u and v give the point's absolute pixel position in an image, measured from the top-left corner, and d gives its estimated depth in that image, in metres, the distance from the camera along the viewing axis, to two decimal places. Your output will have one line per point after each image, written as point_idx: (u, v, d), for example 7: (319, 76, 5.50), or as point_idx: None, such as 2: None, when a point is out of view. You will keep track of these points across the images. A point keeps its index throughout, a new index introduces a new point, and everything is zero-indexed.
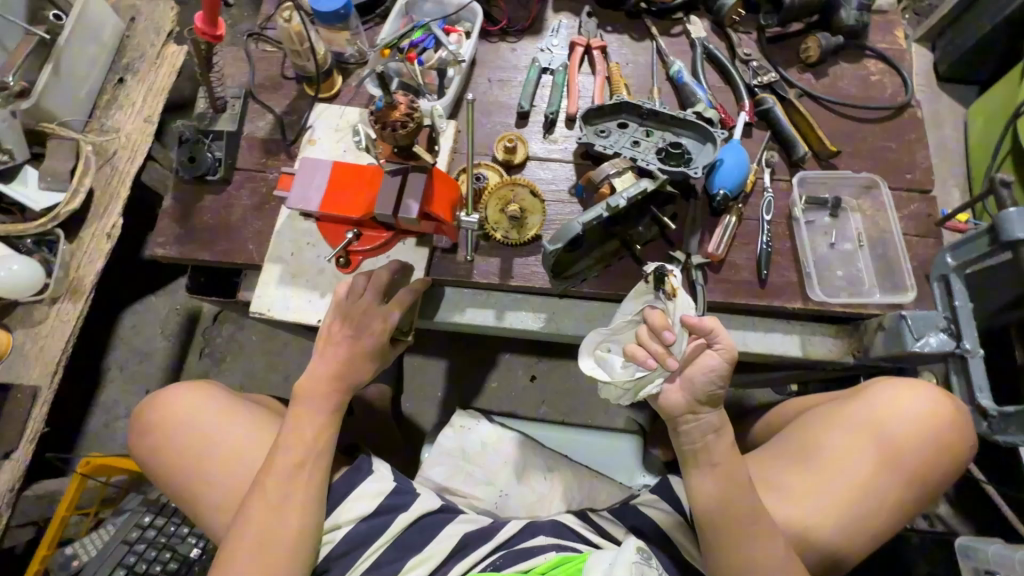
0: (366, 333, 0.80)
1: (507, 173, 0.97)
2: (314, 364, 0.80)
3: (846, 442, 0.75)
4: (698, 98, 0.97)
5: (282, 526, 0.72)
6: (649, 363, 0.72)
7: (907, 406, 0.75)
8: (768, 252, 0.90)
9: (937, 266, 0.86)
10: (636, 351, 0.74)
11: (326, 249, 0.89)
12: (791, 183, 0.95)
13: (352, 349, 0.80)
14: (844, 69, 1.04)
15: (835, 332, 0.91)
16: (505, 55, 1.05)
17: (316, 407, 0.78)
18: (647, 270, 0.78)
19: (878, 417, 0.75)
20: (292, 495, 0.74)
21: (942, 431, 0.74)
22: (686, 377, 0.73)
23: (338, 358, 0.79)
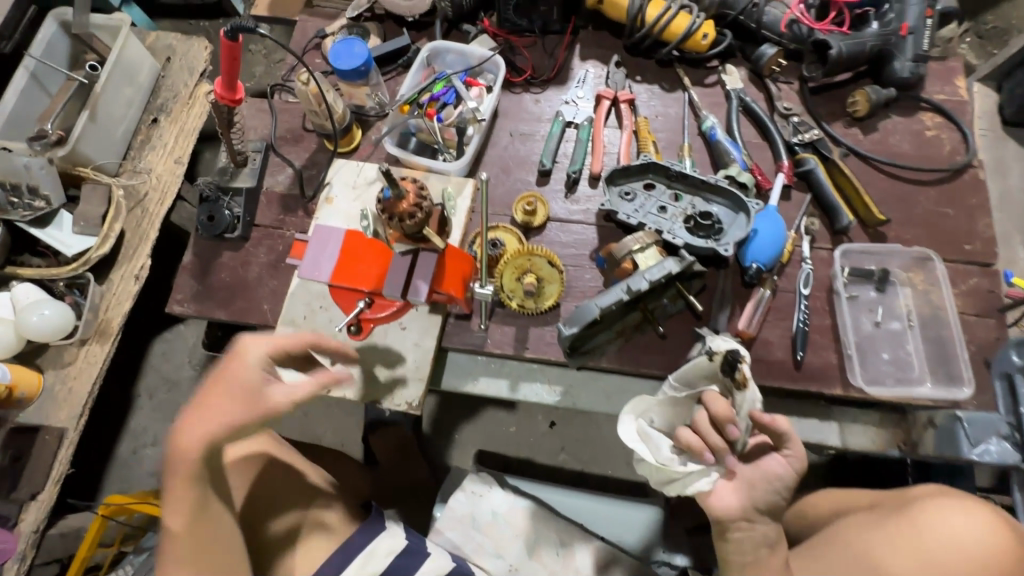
0: (246, 376, 0.70)
1: (526, 235, 0.93)
2: (189, 412, 0.71)
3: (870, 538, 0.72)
4: (732, 159, 0.91)
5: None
6: (707, 457, 0.76)
7: (951, 524, 0.68)
8: (805, 332, 0.83)
9: (999, 362, 0.79)
10: (694, 442, 0.77)
11: (337, 314, 0.87)
12: (833, 254, 0.88)
13: (238, 396, 0.70)
14: (896, 123, 0.96)
15: (878, 421, 0.82)
16: (529, 107, 1.02)
17: (211, 395, 0.70)
18: (715, 351, 0.78)
19: (910, 521, 0.70)
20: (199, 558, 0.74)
21: (981, 553, 0.65)
22: (744, 479, 0.76)
23: (219, 402, 0.69)
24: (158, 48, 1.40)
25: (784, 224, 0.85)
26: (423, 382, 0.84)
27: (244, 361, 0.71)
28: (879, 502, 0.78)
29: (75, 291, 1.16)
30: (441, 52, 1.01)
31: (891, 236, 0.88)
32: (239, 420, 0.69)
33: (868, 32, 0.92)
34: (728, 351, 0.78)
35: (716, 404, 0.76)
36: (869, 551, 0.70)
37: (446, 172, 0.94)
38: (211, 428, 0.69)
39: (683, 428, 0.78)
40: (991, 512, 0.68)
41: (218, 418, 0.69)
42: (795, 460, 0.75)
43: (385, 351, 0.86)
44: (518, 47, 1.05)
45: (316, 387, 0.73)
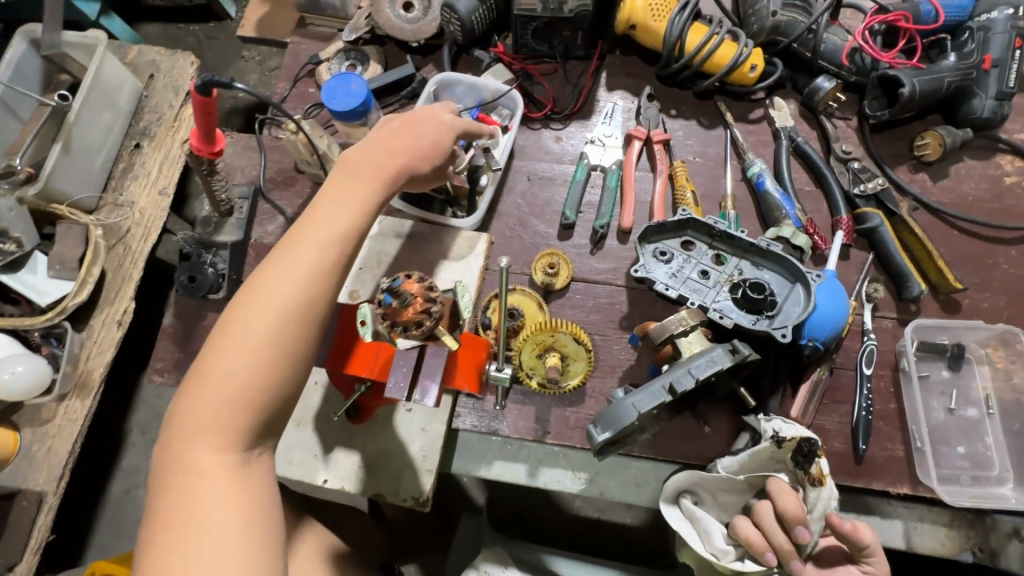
0: (412, 147, 0.66)
1: (547, 298, 0.82)
2: (295, 233, 0.57)
3: None
4: (783, 214, 0.80)
5: (256, 368, 0.52)
6: (768, 558, 0.66)
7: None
8: (868, 420, 0.73)
9: None
10: (754, 539, 0.67)
11: (334, 393, 0.78)
12: (899, 327, 0.76)
13: (427, 130, 0.67)
14: (969, 168, 0.84)
15: (948, 522, 0.72)
16: (549, 146, 0.90)
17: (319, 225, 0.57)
18: (785, 439, 0.67)
19: None
20: (279, 356, 0.53)
21: None
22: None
23: (332, 209, 0.59)
24: (140, 64, 1.28)
25: (846, 296, 0.74)
26: (431, 473, 0.74)
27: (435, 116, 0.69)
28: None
29: (52, 341, 1.07)
30: (450, 84, 0.89)
31: (966, 305, 0.77)
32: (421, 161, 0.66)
33: (944, 66, 0.80)
34: (801, 440, 0.66)
35: (785, 499, 0.65)
36: None
37: (456, 228, 0.83)
38: (352, 200, 0.60)
39: (740, 521, 0.68)
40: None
41: (348, 211, 0.59)
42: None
43: (386, 437, 0.76)
44: (535, 76, 0.93)
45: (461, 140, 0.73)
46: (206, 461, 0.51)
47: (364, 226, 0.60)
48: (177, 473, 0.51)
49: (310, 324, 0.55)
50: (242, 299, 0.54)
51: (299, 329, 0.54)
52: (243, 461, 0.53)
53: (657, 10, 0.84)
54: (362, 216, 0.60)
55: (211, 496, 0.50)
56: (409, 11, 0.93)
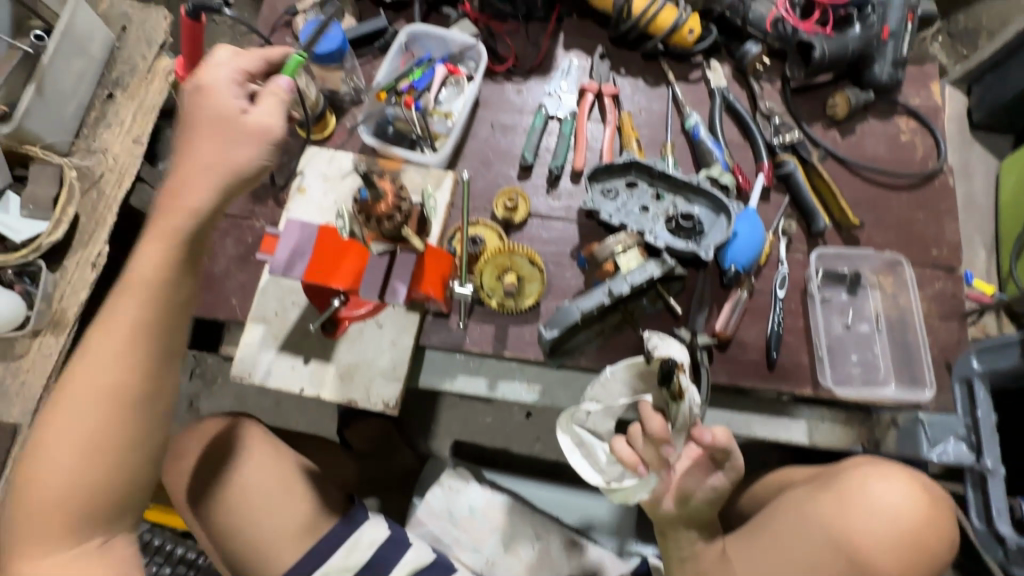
0: (201, 153, 0.62)
1: (506, 232, 0.91)
2: (116, 294, 0.63)
3: (829, 535, 0.73)
4: (714, 159, 0.91)
5: (98, 471, 0.62)
6: (640, 471, 0.73)
7: (883, 493, 0.73)
8: (779, 334, 0.85)
9: (961, 366, 0.81)
10: (627, 457, 0.73)
11: (310, 311, 0.85)
12: (809, 257, 0.89)
13: (216, 123, 0.63)
14: (872, 126, 0.98)
15: (844, 421, 0.85)
16: (510, 98, 0.99)
17: (129, 296, 0.62)
18: (653, 356, 0.74)
19: (858, 501, 0.73)
20: (111, 428, 0.62)
21: (911, 518, 0.72)
22: (681, 490, 0.73)
23: (195, 169, 0.62)
24: (112, 18, 1.30)
25: (762, 226, 0.85)
26: (400, 382, 0.82)
27: (203, 84, 0.64)
28: (819, 472, 0.83)
29: (25, 279, 1.09)
30: (419, 36, 0.96)
31: (864, 240, 0.90)
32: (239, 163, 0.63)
33: (850, 35, 0.92)
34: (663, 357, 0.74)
35: (651, 420, 0.71)
36: (817, 534, 0.74)
37: (424, 165, 0.90)
38: (207, 159, 0.62)
39: (618, 444, 0.74)
40: (913, 475, 0.75)
41: (204, 187, 0.62)
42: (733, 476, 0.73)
43: (359, 349, 0.84)
44: (498, 34, 1.01)
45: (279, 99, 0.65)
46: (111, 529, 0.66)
47: (162, 287, 0.63)
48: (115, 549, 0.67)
49: (90, 451, 0.61)
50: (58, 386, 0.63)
51: (104, 426, 0.62)
52: (82, 543, 0.63)
53: None
54: (155, 279, 0.62)
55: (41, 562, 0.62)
56: None
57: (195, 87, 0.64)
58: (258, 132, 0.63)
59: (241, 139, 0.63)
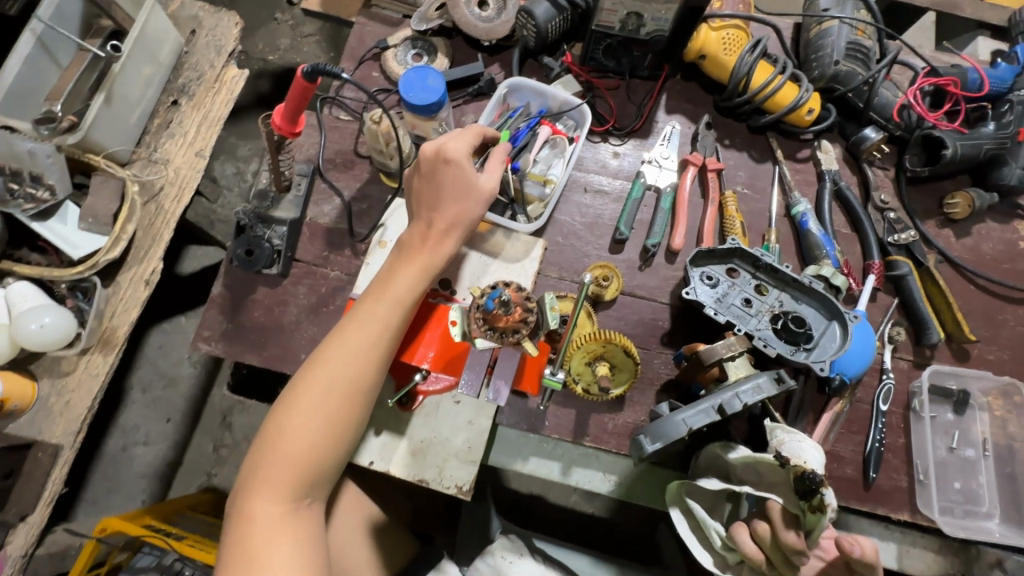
0: (453, 205, 0.72)
1: (593, 309, 0.86)
2: (370, 299, 0.70)
3: None
4: (823, 254, 0.85)
5: (307, 456, 0.66)
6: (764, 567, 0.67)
7: None
8: (879, 452, 0.80)
9: None
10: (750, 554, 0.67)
11: (386, 383, 0.80)
12: (916, 370, 0.83)
13: (466, 184, 0.72)
14: (990, 228, 0.91)
15: (936, 548, 0.80)
16: (606, 160, 0.93)
17: (375, 304, 0.69)
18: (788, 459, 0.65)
19: None
20: (331, 420, 0.66)
21: None
22: None
23: (445, 223, 0.72)
24: (182, 18, 1.23)
25: (873, 337, 0.80)
26: (474, 465, 0.78)
27: (454, 157, 0.72)
28: None
29: (77, 294, 1.06)
30: (518, 88, 0.92)
31: (975, 356, 0.84)
32: (466, 222, 0.72)
33: (982, 134, 0.86)
34: (802, 467, 0.64)
35: (785, 532, 0.64)
36: None
37: (514, 231, 0.86)
38: (449, 221, 0.72)
39: (739, 533, 0.67)
40: None
41: (453, 234, 0.72)
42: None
43: (434, 426, 0.79)
44: (599, 90, 0.95)
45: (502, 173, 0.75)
46: (270, 509, 0.65)
47: (407, 307, 0.70)
48: (243, 525, 0.65)
49: (334, 437, 0.67)
50: (303, 377, 0.68)
51: (346, 414, 0.67)
52: (295, 518, 0.66)
53: (729, 45, 0.88)
54: (407, 298, 0.70)
55: (274, 543, 0.64)
56: (483, 9, 0.94)
57: (444, 153, 0.73)
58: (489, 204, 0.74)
59: (463, 191, 0.73)
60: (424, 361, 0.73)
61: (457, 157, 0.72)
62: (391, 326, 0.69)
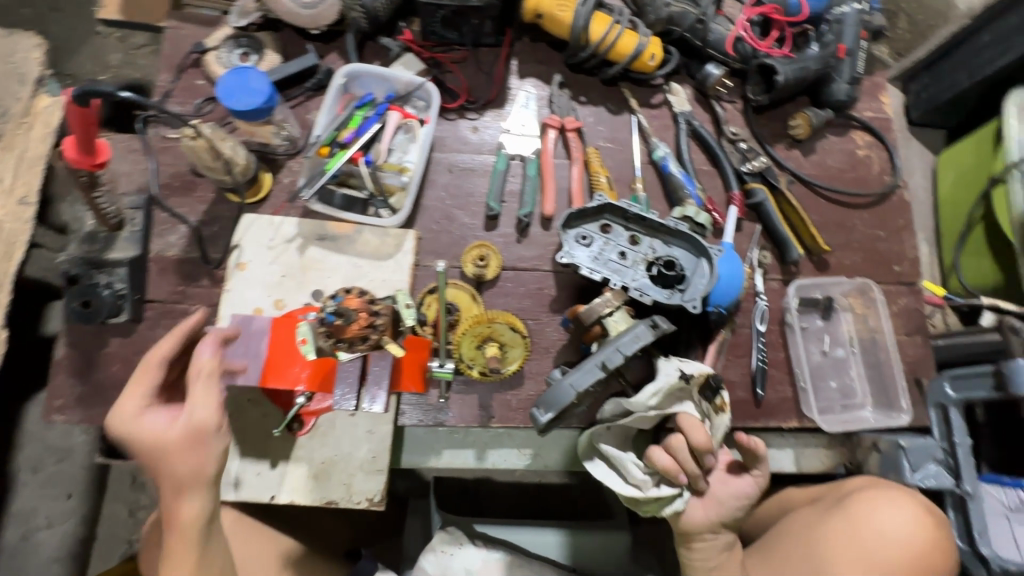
0: (178, 468, 0.58)
1: (478, 291, 0.85)
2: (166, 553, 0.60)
3: (839, 549, 0.73)
4: (686, 194, 0.88)
5: None
6: (681, 480, 0.66)
7: (891, 519, 0.73)
8: (763, 370, 0.85)
9: (935, 393, 0.81)
10: (667, 464, 0.66)
11: (273, 411, 0.75)
12: (784, 287, 0.89)
13: (161, 447, 0.58)
14: (831, 143, 0.97)
15: (826, 443, 0.88)
16: (467, 137, 0.91)
17: (177, 548, 0.60)
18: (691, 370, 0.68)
19: (868, 529, 0.73)
20: None
21: (924, 537, 0.72)
22: (715, 499, 0.68)
23: (168, 482, 0.59)
24: None
25: (740, 263, 0.84)
26: (382, 473, 0.76)
27: (142, 437, 0.59)
28: (820, 496, 0.84)
29: None
30: (359, 76, 0.86)
31: (833, 264, 0.91)
32: (203, 424, 0.59)
33: (809, 55, 0.90)
34: (706, 374, 0.68)
35: (693, 432, 0.65)
36: (824, 548, 0.74)
37: (381, 226, 0.83)
38: (182, 471, 0.59)
39: (655, 449, 0.66)
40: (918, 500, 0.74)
41: (196, 470, 0.59)
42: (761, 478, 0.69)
43: (333, 443, 0.76)
44: (446, 64, 0.92)
45: (215, 375, 0.61)
46: None
47: (199, 529, 0.60)
48: None
49: None
50: None
51: None
52: None
53: (562, 2, 0.86)
54: (198, 525, 0.60)
55: None
56: None
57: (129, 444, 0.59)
58: (194, 411, 0.59)
59: (172, 421, 0.59)
60: (299, 383, 0.68)
61: (129, 431, 0.59)
62: (201, 508, 0.60)
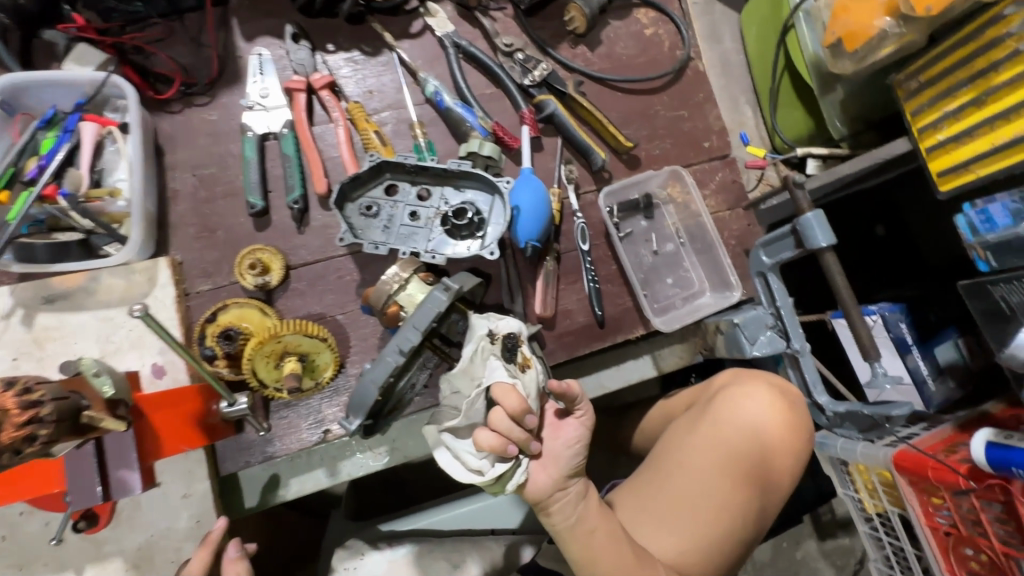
0: None
1: (270, 300, 0.74)
2: None
3: (703, 451, 0.73)
4: (470, 127, 0.79)
5: None
6: (511, 451, 0.61)
7: (748, 410, 0.75)
8: (597, 288, 0.81)
9: (755, 263, 0.79)
10: (494, 442, 0.60)
11: (56, 515, 0.64)
12: (598, 197, 0.84)
13: None
14: (616, 29, 0.90)
15: (679, 338, 0.88)
16: (202, 127, 0.76)
17: None
18: (496, 333, 0.68)
19: (727, 424, 0.74)
20: None
21: (780, 422, 0.74)
22: (552, 454, 0.65)
23: None
24: None
25: (543, 186, 0.76)
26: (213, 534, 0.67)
27: None
28: (693, 397, 0.84)
29: None
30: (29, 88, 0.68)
31: (643, 158, 0.87)
32: None
33: None
34: (506, 334, 0.68)
35: (508, 398, 0.61)
36: (692, 453, 0.74)
37: (122, 264, 0.69)
38: None
39: (479, 431, 0.60)
40: (774, 387, 0.77)
41: None
42: (587, 417, 0.66)
43: (145, 523, 0.66)
44: (145, 46, 0.75)
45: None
46: None
47: None
48: None
49: None
50: None
51: None
52: None
53: None
54: None
55: None
56: None
57: None
58: None
59: None
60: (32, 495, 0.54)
61: None
62: None
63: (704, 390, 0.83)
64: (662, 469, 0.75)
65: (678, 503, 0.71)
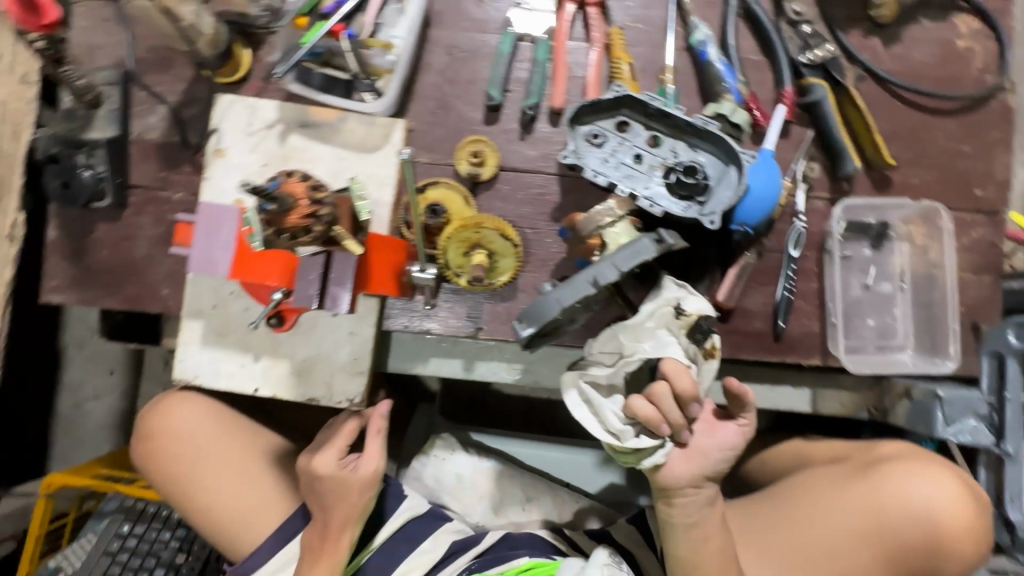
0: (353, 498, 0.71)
1: (473, 192, 0.77)
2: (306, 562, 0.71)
3: (849, 512, 0.67)
4: (724, 87, 0.73)
5: None
6: (663, 430, 0.62)
7: (920, 493, 0.65)
8: (789, 300, 0.75)
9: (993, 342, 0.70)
10: (648, 413, 0.61)
11: (254, 307, 0.74)
12: (830, 207, 0.76)
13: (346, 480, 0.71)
14: (924, 29, 0.78)
15: (852, 385, 0.79)
16: (469, 11, 0.78)
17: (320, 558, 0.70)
18: (687, 310, 0.64)
19: (891, 496, 0.66)
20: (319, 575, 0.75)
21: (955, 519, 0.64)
22: (699, 450, 0.65)
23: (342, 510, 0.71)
24: None
25: (778, 176, 0.71)
26: (363, 376, 0.74)
27: (324, 479, 0.71)
28: (845, 452, 0.76)
29: None
30: None
31: (896, 183, 0.76)
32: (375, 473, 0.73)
33: None
34: (698, 317, 0.65)
35: (680, 378, 0.61)
36: (835, 507, 0.67)
37: (368, 114, 0.74)
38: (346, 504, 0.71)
39: (638, 398, 0.61)
40: (961, 478, 0.66)
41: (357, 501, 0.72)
42: (748, 429, 0.66)
43: (314, 342, 0.74)
44: None
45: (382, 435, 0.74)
46: None
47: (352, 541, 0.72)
48: None
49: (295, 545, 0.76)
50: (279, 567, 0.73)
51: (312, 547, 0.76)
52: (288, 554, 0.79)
53: None
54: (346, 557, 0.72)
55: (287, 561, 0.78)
56: None
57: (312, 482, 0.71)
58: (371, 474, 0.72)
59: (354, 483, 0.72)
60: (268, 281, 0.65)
61: (323, 477, 0.71)
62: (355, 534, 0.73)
63: (870, 449, 0.73)
64: (793, 508, 0.70)
65: (801, 550, 0.67)
